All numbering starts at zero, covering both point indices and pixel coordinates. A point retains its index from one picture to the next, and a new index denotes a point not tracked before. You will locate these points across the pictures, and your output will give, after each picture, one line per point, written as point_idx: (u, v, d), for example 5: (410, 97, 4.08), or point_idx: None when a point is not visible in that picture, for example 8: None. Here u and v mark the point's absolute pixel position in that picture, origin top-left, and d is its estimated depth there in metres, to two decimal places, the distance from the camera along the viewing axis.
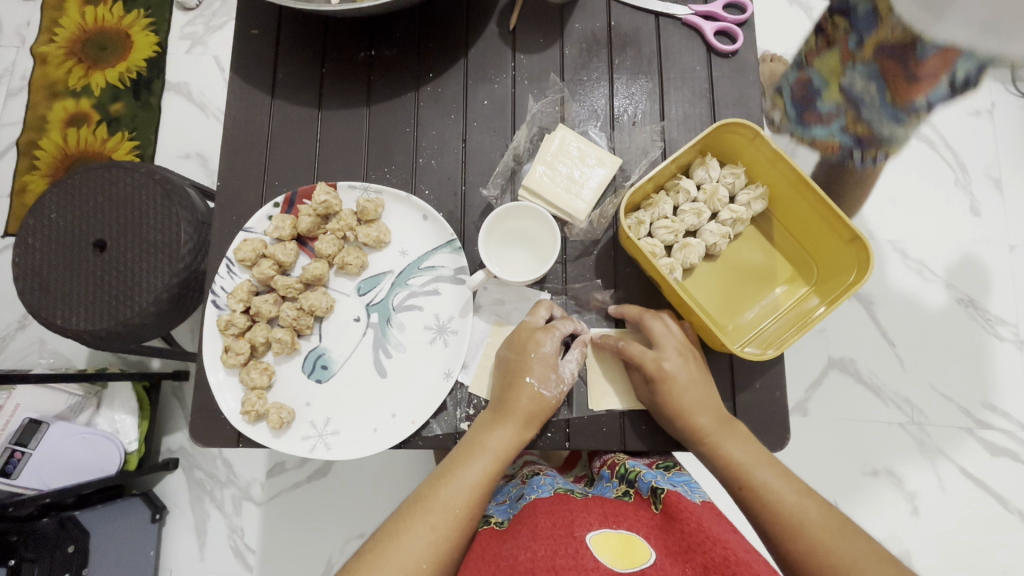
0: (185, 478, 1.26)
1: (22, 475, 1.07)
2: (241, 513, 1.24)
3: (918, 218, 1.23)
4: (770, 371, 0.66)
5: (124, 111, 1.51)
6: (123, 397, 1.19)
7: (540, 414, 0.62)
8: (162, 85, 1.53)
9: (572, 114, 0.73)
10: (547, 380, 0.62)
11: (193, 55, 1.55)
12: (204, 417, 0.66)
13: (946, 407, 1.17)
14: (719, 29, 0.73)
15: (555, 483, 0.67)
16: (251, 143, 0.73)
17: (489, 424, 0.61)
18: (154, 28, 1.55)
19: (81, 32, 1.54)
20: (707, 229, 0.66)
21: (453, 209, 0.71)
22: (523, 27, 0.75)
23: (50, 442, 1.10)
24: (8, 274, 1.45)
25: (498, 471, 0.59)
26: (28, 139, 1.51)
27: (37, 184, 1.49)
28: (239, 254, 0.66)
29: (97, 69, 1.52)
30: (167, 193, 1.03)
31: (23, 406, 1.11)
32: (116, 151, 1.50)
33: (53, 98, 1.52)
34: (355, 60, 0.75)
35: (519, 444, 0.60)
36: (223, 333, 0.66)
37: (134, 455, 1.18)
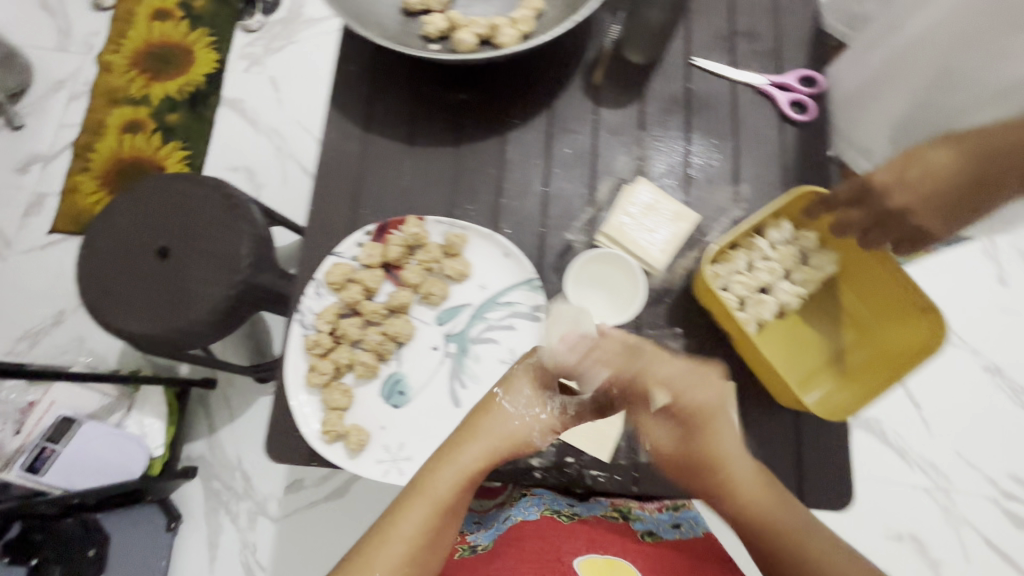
0: (202, 487, 1.29)
1: (50, 472, 1.11)
2: (254, 528, 1.26)
3: (945, 284, 1.26)
4: (838, 430, 0.67)
5: (179, 122, 1.62)
6: (154, 401, 1.25)
7: (505, 445, 0.58)
8: (217, 99, 1.64)
9: (646, 168, 0.77)
10: (516, 400, 0.60)
11: (250, 73, 1.67)
12: (279, 434, 0.67)
13: (971, 474, 1.17)
14: (792, 99, 0.78)
15: (542, 504, 0.73)
16: (342, 172, 0.77)
17: (429, 466, 0.57)
18: (217, 46, 1.68)
19: (146, 45, 1.69)
20: (779, 287, 0.69)
21: (533, 248, 0.74)
22: (607, 84, 0.80)
23: (80, 441, 1.15)
24: (53, 268, 1.52)
25: (438, 524, 0.54)
26: (84, 142, 1.61)
27: (88, 184, 1.58)
28: (329, 277, 0.70)
29: (158, 81, 1.66)
30: (234, 209, 1.13)
31: (57, 404, 1.20)
32: (169, 158, 1.60)
33: (113, 104, 1.64)
34: (446, 102, 0.80)
35: (466, 482, 0.56)
36: (308, 352, 0.68)
37: (158, 460, 1.21)
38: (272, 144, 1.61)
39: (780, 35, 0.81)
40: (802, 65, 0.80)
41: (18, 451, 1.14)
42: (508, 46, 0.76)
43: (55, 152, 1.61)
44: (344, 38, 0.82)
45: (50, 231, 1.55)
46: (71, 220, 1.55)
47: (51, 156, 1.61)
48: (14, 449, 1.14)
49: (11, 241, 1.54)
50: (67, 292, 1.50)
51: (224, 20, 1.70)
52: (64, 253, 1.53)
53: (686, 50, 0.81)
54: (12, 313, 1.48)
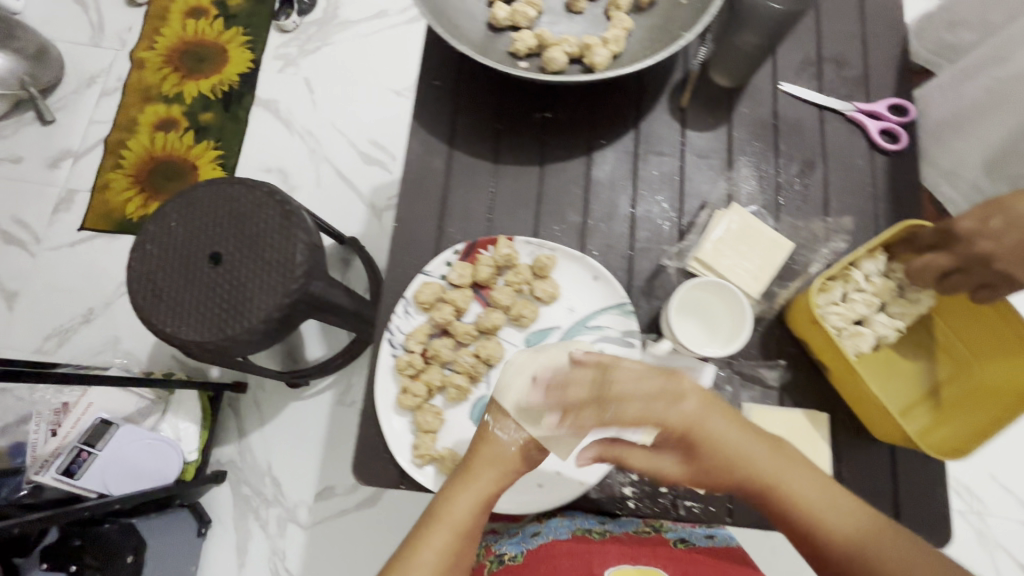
0: (231, 492, 1.27)
1: (86, 476, 1.07)
2: (284, 536, 1.24)
3: None
4: (931, 464, 0.66)
5: (212, 121, 1.60)
6: (188, 405, 1.22)
7: (503, 468, 0.59)
8: (251, 99, 1.63)
9: (732, 192, 0.76)
10: (505, 425, 0.60)
11: (284, 74, 1.65)
12: (366, 455, 0.66)
13: (1008, 500, 1.16)
14: (883, 128, 0.77)
15: (572, 523, 0.67)
16: (426, 188, 0.76)
17: (443, 493, 0.59)
18: (251, 45, 1.67)
19: (180, 42, 1.67)
20: (877, 320, 0.68)
21: (620, 270, 0.73)
22: (693, 106, 0.79)
23: (116, 444, 1.12)
24: (79, 265, 1.49)
25: (459, 544, 0.57)
26: (117, 139, 1.59)
27: (119, 182, 1.55)
28: (421, 297, 0.69)
29: (192, 79, 1.64)
30: (288, 214, 1.07)
31: (94, 406, 1.16)
32: (201, 157, 1.58)
33: (146, 101, 1.62)
34: (531, 120, 0.79)
35: (482, 504, 0.58)
36: (400, 373, 0.67)
37: (192, 464, 1.21)
38: (307, 145, 1.59)
39: (867, 63, 0.80)
40: (891, 93, 0.79)
41: (52, 455, 1.09)
42: (601, 66, 0.75)
43: (86, 148, 1.59)
44: (425, 52, 0.81)
45: (79, 227, 1.52)
46: (101, 218, 1.52)
47: (83, 152, 1.59)
48: (50, 454, 1.09)
49: (40, 237, 1.51)
50: (95, 290, 1.47)
51: (259, 20, 1.69)
52: (93, 251, 1.50)
53: (773, 74, 0.80)
54: (39, 311, 1.45)
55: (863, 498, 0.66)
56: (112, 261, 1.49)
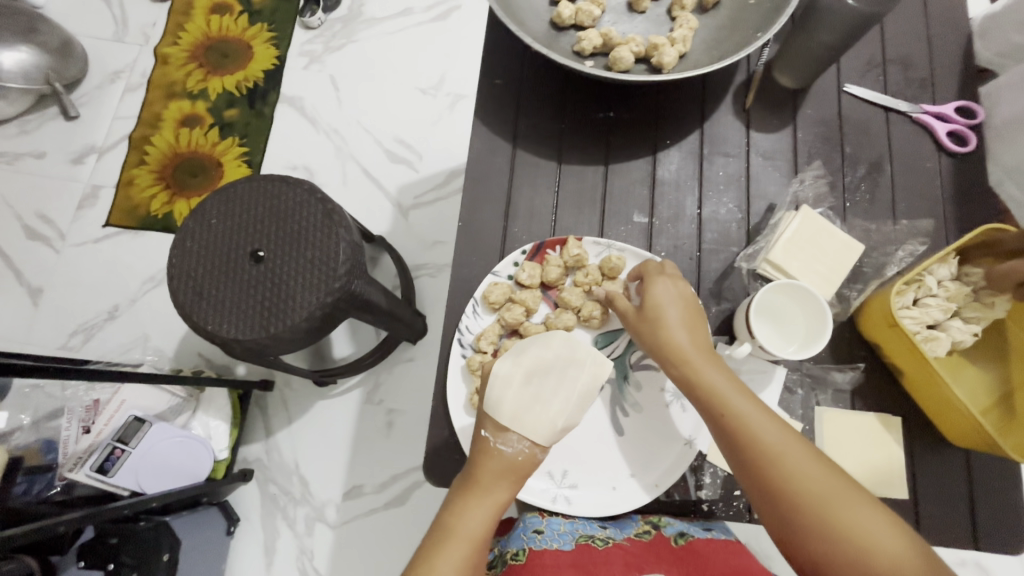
0: (259, 490, 1.27)
1: (119, 472, 1.05)
2: (312, 535, 1.24)
3: None
4: (1005, 470, 0.66)
5: (237, 117, 1.60)
6: (218, 402, 1.22)
7: (511, 479, 0.57)
8: (276, 96, 1.62)
9: (799, 193, 0.75)
10: (506, 438, 0.57)
11: (309, 71, 1.64)
12: (438, 455, 0.66)
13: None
14: (952, 130, 0.77)
15: (575, 528, 0.62)
16: (491, 187, 0.76)
17: (454, 506, 0.56)
18: (276, 42, 1.66)
19: (205, 38, 1.66)
20: (952, 324, 0.67)
21: (688, 271, 0.73)
22: (757, 106, 0.79)
23: (150, 442, 1.10)
24: (103, 262, 1.48)
25: (475, 557, 0.54)
26: (141, 134, 1.59)
27: (144, 178, 1.55)
28: (491, 297, 0.68)
29: (216, 76, 1.63)
30: (329, 211, 1.04)
31: (127, 403, 1.14)
32: (225, 154, 1.57)
33: (170, 98, 1.62)
34: (594, 120, 0.78)
35: (496, 511, 0.56)
36: (472, 374, 0.67)
37: (222, 462, 1.21)
38: (334, 143, 1.58)
39: (933, 65, 0.80)
40: (957, 96, 0.79)
41: (87, 453, 1.07)
42: (670, 66, 0.74)
43: (110, 144, 1.59)
44: (485, 50, 0.81)
45: (103, 224, 1.51)
46: (126, 214, 1.52)
47: (107, 147, 1.58)
48: (83, 451, 1.07)
49: (65, 233, 1.51)
50: (120, 287, 1.46)
51: (284, 16, 1.68)
52: (117, 248, 1.49)
53: (838, 76, 0.80)
54: (63, 307, 1.44)
55: (936, 502, 0.65)
56: (136, 258, 1.48)
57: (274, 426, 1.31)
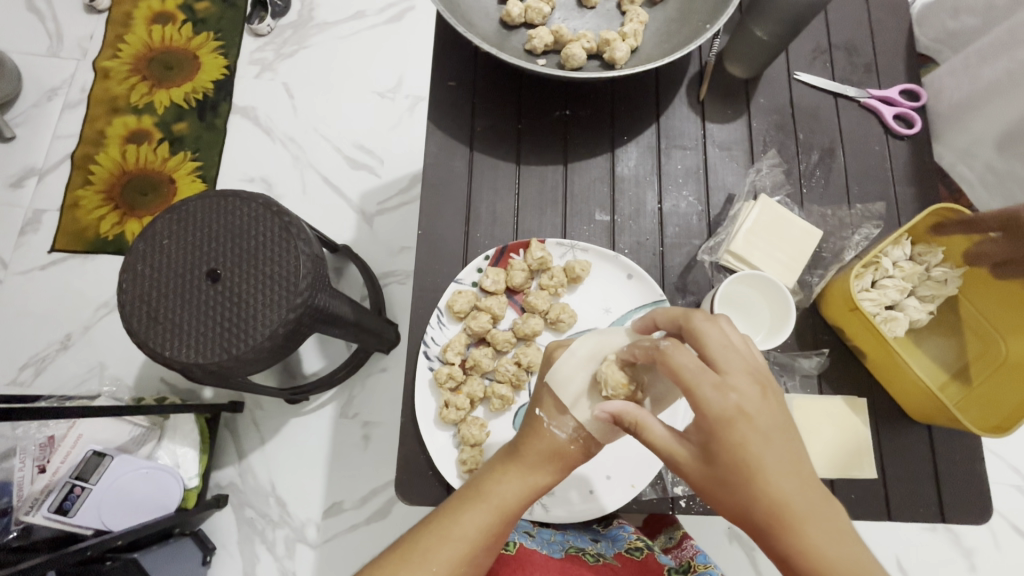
0: (235, 516, 1.22)
1: (80, 512, 1.00)
2: (293, 556, 1.20)
3: None
4: (967, 441, 0.67)
5: (187, 131, 1.53)
6: (185, 428, 1.17)
7: (554, 464, 0.55)
8: (228, 107, 1.56)
9: (755, 182, 0.75)
10: (562, 421, 0.55)
11: (261, 80, 1.59)
12: (409, 472, 0.64)
13: (997, 465, 1.18)
14: (897, 113, 0.79)
15: (565, 540, 0.70)
16: (450, 193, 0.73)
17: (493, 472, 0.57)
18: (224, 51, 1.60)
19: (147, 50, 1.59)
20: (908, 303, 0.69)
21: (652, 267, 0.73)
22: (711, 98, 0.79)
23: (113, 476, 1.05)
24: (51, 290, 1.40)
25: (499, 526, 0.55)
26: (84, 153, 1.51)
27: (90, 199, 1.47)
28: (455, 306, 0.66)
29: (162, 88, 1.57)
30: (286, 224, 0.95)
31: (85, 437, 1.07)
32: (177, 169, 1.51)
33: (114, 113, 1.54)
34: (550, 118, 0.77)
35: (531, 493, 0.56)
36: (440, 387, 0.65)
37: (193, 491, 1.15)
38: (291, 152, 1.53)
39: (876, 51, 0.82)
40: (902, 79, 0.81)
41: (43, 492, 1.00)
42: (622, 61, 0.73)
43: (51, 165, 1.50)
44: (435, 52, 0.79)
45: (48, 249, 1.43)
46: (74, 238, 1.44)
47: (48, 168, 1.50)
48: (39, 492, 1.00)
49: (7, 262, 1.42)
50: (71, 315, 1.39)
51: (231, 24, 1.62)
52: (66, 273, 1.42)
53: (787, 64, 0.81)
54: (10, 340, 1.36)
55: (903, 478, 0.67)
56: (86, 283, 1.41)
57: (247, 448, 1.26)
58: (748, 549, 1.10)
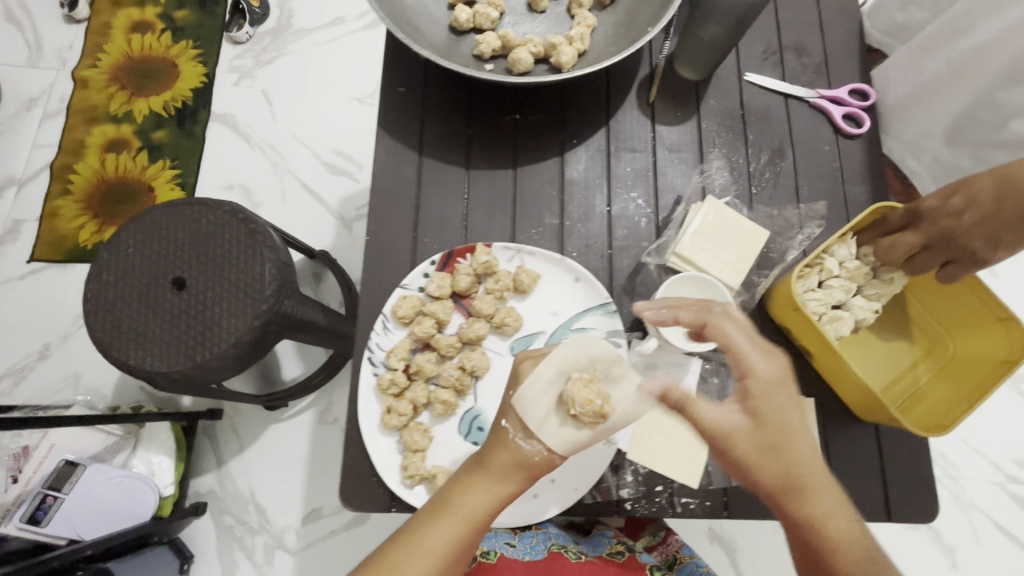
0: (214, 523, 1.21)
1: (52, 522, 1.01)
2: (273, 563, 1.20)
3: None
4: (915, 442, 0.67)
5: (166, 139, 1.53)
6: (160, 436, 1.15)
7: (521, 474, 0.55)
8: (207, 115, 1.56)
9: (704, 184, 0.76)
10: (527, 435, 0.55)
11: (241, 87, 1.59)
12: (354, 479, 0.64)
13: (977, 461, 1.18)
14: (846, 112, 0.79)
15: (547, 539, 0.74)
16: (399, 200, 0.74)
17: (459, 482, 0.56)
18: (203, 59, 1.60)
19: (126, 59, 1.59)
20: (856, 303, 0.69)
21: (600, 270, 0.73)
22: (661, 100, 0.79)
23: (84, 486, 1.05)
24: (31, 300, 1.40)
25: (467, 538, 0.54)
26: (63, 163, 1.51)
27: (69, 209, 1.47)
28: (399, 311, 0.66)
29: (141, 97, 1.57)
30: (252, 231, 0.94)
31: (57, 447, 1.08)
32: (156, 178, 1.51)
33: (93, 122, 1.54)
34: (501, 122, 0.77)
35: (498, 501, 0.55)
36: (383, 393, 0.65)
37: (169, 499, 1.13)
38: (268, 158, 1.54)
39: (826, 50, 0.82)
40: (853, 78, 0.81)
41: (15, 503, 1.02)
42: (569, 65, 0.73)
43: (30, 175, 1.51)
44: (387, 58, 0.79)
45: (27, 259, 1.43)
46: (53, 248, 1.44)
47: (27, 179, 1.50)
48: (12, 502, 1.02)
49: None
50: (50, 324, 1.39)
51: (210, 32, 1.62)
52: (45, 283, 1.42)
53: (737, 65, 0.81)
54: None
55: (853, 477, 0.66)
56: (66, 293, 1.41)
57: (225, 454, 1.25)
58: (729, 551, 1.10)
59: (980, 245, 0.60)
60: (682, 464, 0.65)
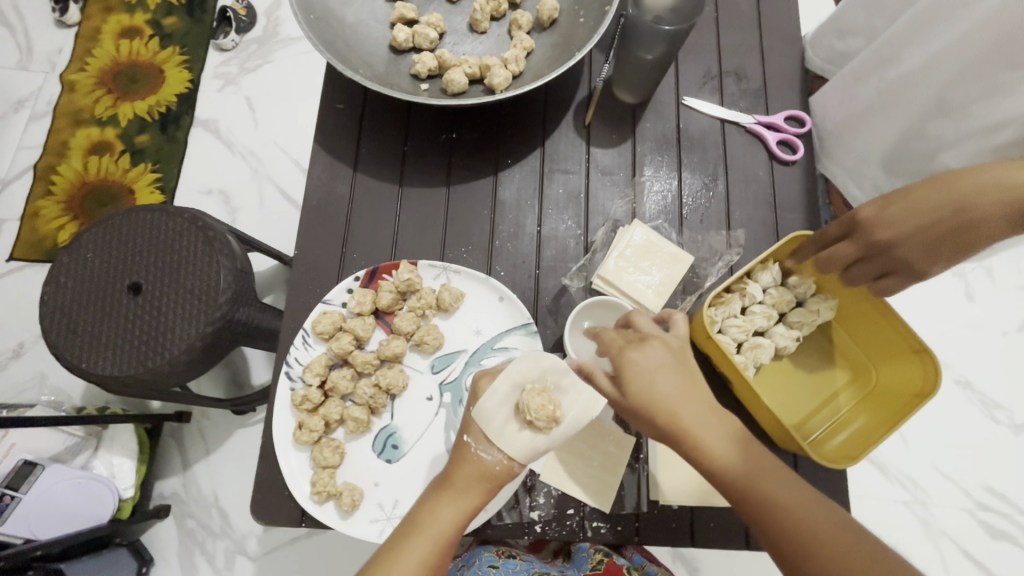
0: (176, 526, 1.20)
1: (9, 522, 0.98)
2: (232, 569, 1.18)
3: (916, 310, 1.26)
4: (829, 476, 0.68)
5: (148, 143, 1.55)
6: (123, 438, 1.13)
7: (486, 487, 0.53)
8: (190, 120, 1.58)
9: (635, 207, 0.76)
10: (487, 445, 0.53)
11: (224, 93, 1.61)
12: (268, 493, 0.64)
13: (947, 486, 1.16)
14: (781, 139, 0.79)
15: (531, 567, 0.72)
16: (331, 216, 0.74)
17: (426, 502, 0.54)
18: (189, 64, 1.62)
19: (114, 63, 1.61)
20: (777, 331, 0.69)
21: (527, 290, 0.73)
22: (597, 122, 0.80)
23: (43, 487, 1.03)
24: (9, 300, 1.42)
25: (440, 557, 0.51)
26: (47, 164, 1.53)
27: (51, 209, 1.49)
28: (318, 327, 0.67)
29: (126, 101, 1.59)
30: (209, 239, 0.90)
31: (18, 446, 1.05)
32: (137, 181, 1.52)
33: (78, 125, 1.56)
34: (436, 141, 0.78)
35: (468, 517, 0.53)
36: (297, 409, 0.66)
37: (128, 501, 1.12)
38: (247, 164, 1.55)
39: (766, 76, 0.82)
40: (790, 104, 0.81)
41: None
42: (501, 87, 0.74)
43: (14, 176, 1.53)
44: (330, 75, 0.80)
45: (7, 259, 1.45)
46: (32, 248, 1.46)
47: (11, 179, 1.52)
48: None
49: None
50: (25, 324, 1.40)
51: (196, 38, 1.64)
52: (23, 282, 1.44)
53: (676, 89, 0.81)
54: None
55: None
56: None
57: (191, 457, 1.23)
58: (691, 571, 1.09)
59: (917, 254, 0.55)
60: (592, 485, 0.65)
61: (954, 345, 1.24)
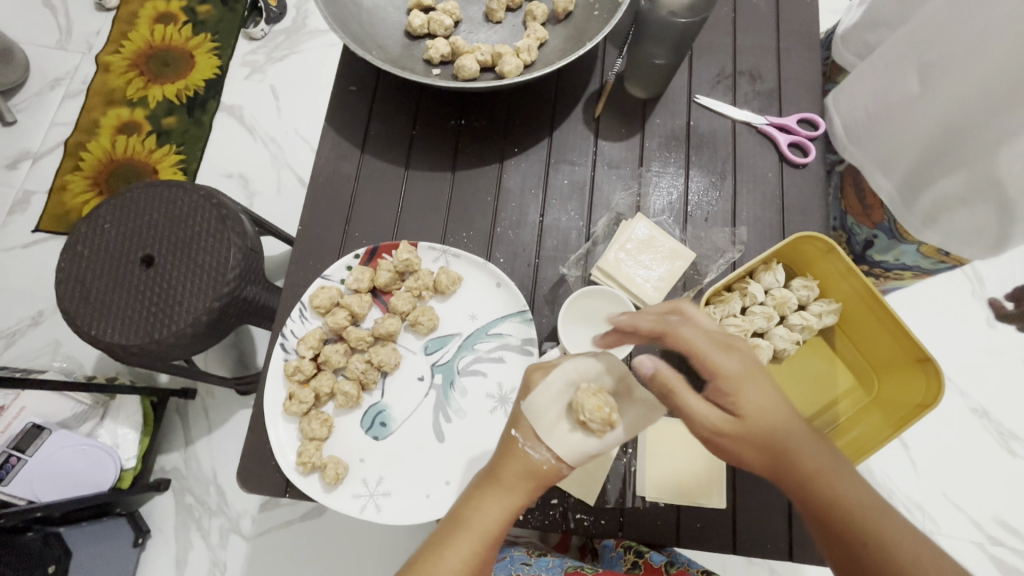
0: (174, 500, 1.20)
1: (14, 481, 1.02)
2: (226, 547, 1.18)
3: (935, 333, 1.22)
4: None
5: (175, 125, 1.59)
6: (128, 409, 1.14)
7: (533, 485, 0.51)
8: (216, 105, 1.61)
9: (640, 202, 0.76)
10: (536, 441, 0.52)
11: (251, 81, 1.64)
12: (256, 462, 0.65)
13: (956, 516, 1.12)
14: (793, 141, 0.78)
15: (563, 562, 0.76)
16: (336, 195, 0.75)
17: (471, 496, 0.52)
18: (219, 52, 1.66)
19: (148, 47, 1.66)
20: (776, 332, 0.68)
21: (525, 279, 0.73)
22: (607, 116, 0.79)
23: (46, 451, 1.05)
24: (32, 269, 1.46)
25: (484, 554, 0.50)
26: (77, 140, 1.57)
27: (78, 184, 1.53)
28: (315, 301, 0.68)
29: (157, 84, 1.63)
30: (222, 216, 0.91)
31: (28, 409, 1.08)
32: (162, 161, 1.56)
33: (109, 104, 1.61)
34: (444, 126, 0.79)
35: (513, 513, 0.51)
36: (289, 378, 0.66)
37: (129, 472, 1.12)
38: (267, 150, 1.58)
39: (781, 78, 0.81)
40: (803, 108, 0.80)
41: None
42: (512, 74, 0.74)
43: (46, 150, 1.58)
44: (347, 58, 0.81)
45: (34, 229, 1.50)
46: (57, 220, 1.50)
47: (42, 153, 1.57)
48: None
49: None
50: (45, 293, 1.44)
51: (228, 26, 1.68)
52: (46, 253, 1.48)
53: (688, 87, 0.81)
54: None
55: (758, 506, 0.65)
56: None
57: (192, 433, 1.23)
58: None
59: None
60: (579, 477, 0.64)
61: (971, 372, 1.20)
